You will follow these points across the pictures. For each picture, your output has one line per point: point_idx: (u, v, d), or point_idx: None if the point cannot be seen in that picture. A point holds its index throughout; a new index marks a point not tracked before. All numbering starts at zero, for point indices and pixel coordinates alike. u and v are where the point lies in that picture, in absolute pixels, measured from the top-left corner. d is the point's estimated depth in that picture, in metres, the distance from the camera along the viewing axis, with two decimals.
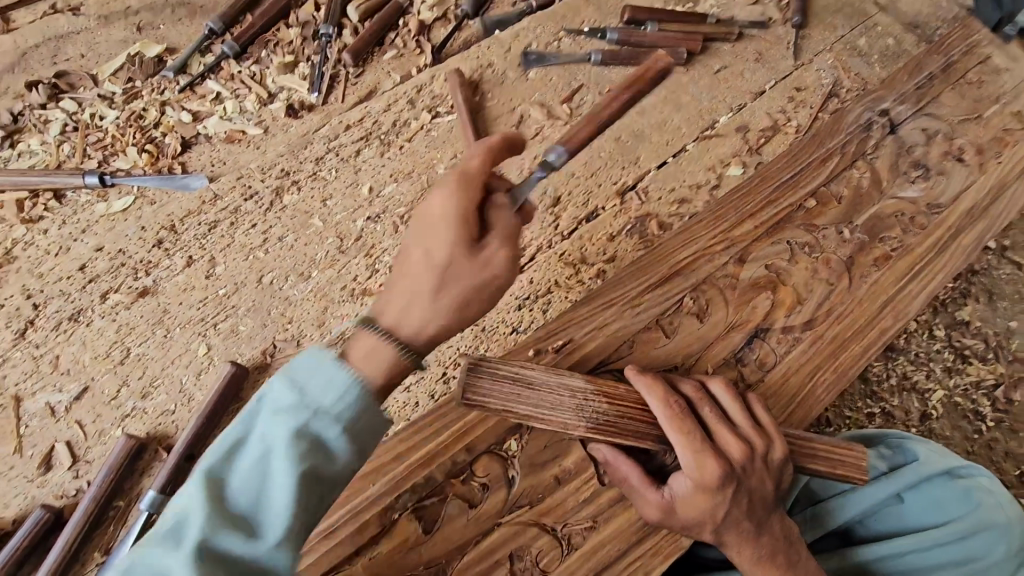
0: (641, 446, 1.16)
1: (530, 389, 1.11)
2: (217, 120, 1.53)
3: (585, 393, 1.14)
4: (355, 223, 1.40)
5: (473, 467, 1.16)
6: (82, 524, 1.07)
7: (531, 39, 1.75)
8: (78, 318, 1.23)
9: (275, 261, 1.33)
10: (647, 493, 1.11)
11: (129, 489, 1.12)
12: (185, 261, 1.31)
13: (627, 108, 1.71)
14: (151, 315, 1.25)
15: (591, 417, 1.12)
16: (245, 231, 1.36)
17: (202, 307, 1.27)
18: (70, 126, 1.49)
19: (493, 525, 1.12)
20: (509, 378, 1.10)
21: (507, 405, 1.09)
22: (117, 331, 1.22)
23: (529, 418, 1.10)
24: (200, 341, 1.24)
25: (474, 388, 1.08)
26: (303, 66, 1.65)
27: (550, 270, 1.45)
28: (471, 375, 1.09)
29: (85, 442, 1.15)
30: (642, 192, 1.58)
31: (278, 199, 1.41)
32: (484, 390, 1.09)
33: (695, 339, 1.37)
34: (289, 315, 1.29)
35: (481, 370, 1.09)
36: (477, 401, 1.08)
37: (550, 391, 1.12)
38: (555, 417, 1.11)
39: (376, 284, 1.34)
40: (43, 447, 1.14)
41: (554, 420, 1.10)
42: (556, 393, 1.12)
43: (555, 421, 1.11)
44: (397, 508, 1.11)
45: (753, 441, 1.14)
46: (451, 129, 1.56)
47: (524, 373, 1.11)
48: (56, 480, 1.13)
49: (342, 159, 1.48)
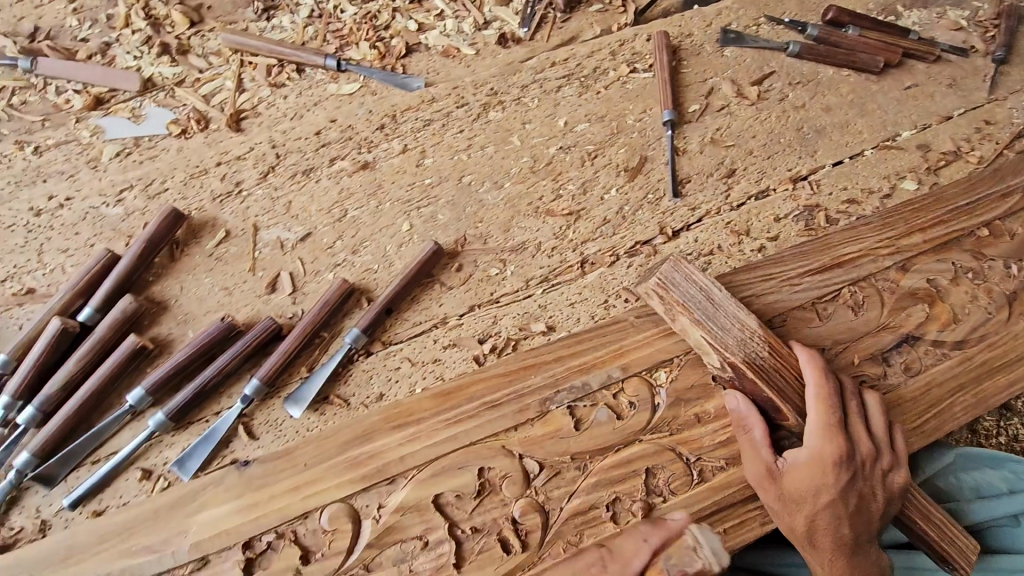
0: (779, 413, 1.23)
1: (709, 305, 1.27)
2: (438, 34, 1.68)
3: (753, 335, 1.26)
4: (548, 150, 1.52)
5: (624, 384, 1.26)
6: (299, 341, 1.20)
7: (732, 19, 1.80)
8: (310, 174, 1.40)
9: (475, 166, 1.47)
10: (762, 451, 1.20)
11: (334, 325, 1.26)
12: (402, 148, 1.46)
13: (813, 102, 1.71)
14: (368, 187, 1.40)
15: (750, 354, 1.24)
16: (454, 134, 1.50)
17: (410, 190, 1.42)
18: (316, 12, 1.65)
19: (634, 439, 1.22)
20: (698, 286, 1.28)
21: (685, 303, 1.26)
22: (340, 193, 1.39)
23: (694, 322, 1.25)
24: (405, 219, 1.38)
25: (671, 276, 1.28)
26: (518, 3, 1.77)
27: (715, 234, 1.49)
28: (669, 272, 1.28)
29: (305, 277, 1.29)
30: (814, 184, 1.59)
31: (485, 114, 1.55)
32: (677, 283, 1.28)
33: (847, 328, 1.42)
34: (481, 215, 1.42)
35: (679, 271, 1.29)
36: (663, 287, 1.28)
37: (724, 316, 1.27)
38: (722, 336, 1.24)
39: (558, 208, 1.46)
40: (271, 272, 1.28)
41: (720, 337, 1.24)
42: (728, 320, 1.26)
43: (716, 338, 1.24)
44: (555, 401, 1.22)
45: (879, 459, 1.21)
46: (645, 86, 1.64)
47: (713, 289, 1.28)
48: (278, 302, 1.25)
49: (544, 91, 1.60)
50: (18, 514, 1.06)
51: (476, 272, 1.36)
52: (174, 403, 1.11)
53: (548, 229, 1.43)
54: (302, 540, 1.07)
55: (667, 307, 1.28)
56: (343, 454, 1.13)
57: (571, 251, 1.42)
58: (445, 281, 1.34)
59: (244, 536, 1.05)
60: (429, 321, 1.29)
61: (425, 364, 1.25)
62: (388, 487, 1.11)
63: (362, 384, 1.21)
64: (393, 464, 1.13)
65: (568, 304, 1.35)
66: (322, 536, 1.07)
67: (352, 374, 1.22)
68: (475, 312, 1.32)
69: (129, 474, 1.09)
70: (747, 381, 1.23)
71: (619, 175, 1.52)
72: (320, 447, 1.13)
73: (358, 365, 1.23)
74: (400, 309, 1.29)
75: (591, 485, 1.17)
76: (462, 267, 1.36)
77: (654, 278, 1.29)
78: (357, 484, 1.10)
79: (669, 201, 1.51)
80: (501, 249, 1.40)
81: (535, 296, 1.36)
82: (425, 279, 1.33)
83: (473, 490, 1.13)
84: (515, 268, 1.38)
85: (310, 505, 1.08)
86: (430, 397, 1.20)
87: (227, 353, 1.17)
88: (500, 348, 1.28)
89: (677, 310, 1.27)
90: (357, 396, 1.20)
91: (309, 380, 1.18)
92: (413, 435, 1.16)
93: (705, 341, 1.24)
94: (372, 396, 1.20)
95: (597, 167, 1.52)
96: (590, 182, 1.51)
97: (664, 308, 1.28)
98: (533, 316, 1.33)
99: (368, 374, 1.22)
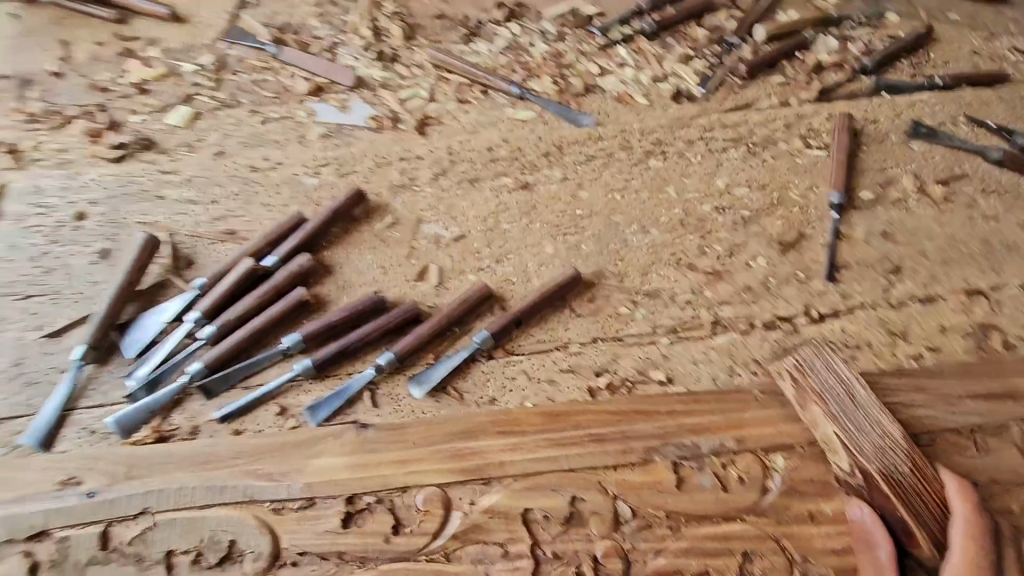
0: (913, 539, 1.11)
1: (849, 401, 1.22)
2: (616, 81, 1.76)
3: (896, 446, 1.18)
4: (702, 206, 1.52)
5: (736, 457, 1.20)
6: (434, 330, 1.29)
7: (925, 114, 1.70)
8: (475, 183, 1.52)
9: (626, 207, 1.50)
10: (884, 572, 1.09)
11: (466, 323, 1.34)
12: (562, 177, 1.54)
13: (1008, 216, 1.53)
14: (524, 206, 1.49)
15: (888, 464, 1.16)
16: (613, 173, 1.55)
17: (561, 216, 1.48)
18: (511, 46, 1.83)
19: (737, 515, 1.15)
20: (841, 381, 1.24)
21: (822, 393, 1.22)
22: (497, 206, 1.49)
23: (829, 415, 1.21)
24: (550, 242, 1.44)
25: (811, 363, 1.26)
26: (698, 64, 1.82)
27: (869, 328, 1.38)
28: (809, 357, 1.27)
29: (450, 274, 1.38)
30: (994, 303, 1.41)
31: (646, 160, 1.58)
32: (817, 369, 1.25)
33: (1012, 471, 1.23)
34: (622, 254, 1.44)
35: (822, 360, 1.26)
36: (799, 371, 1.25)
37: (864, 417, 1.21)
38: (857, 436, 1.19)
39: (701, 264, 1.44)
40: (423, 262, 1.39)
41: (855, 438, 1.18)
42: (870, 423, 1.20)
43: (851, 437, 1.18)
44: (660, 453, 1.19)
45: None
46: (815, 164, 1.60)
47: (855, 386, 1.23)
48: (422, 290, 1.36)
49: (710, 150, 1.60)
50: (178, 414, 1.20)
51: (607, 307, 1.38)
52: (320, 355, 1.25)
53: (687, 283, 1.42)
54: (397, 511, 1.12)
55: (800, 393, 1.24)
56: (449, 444, 1.19)
57: (706, 309, 1.39)
58: (575, 308, 1.37)
59: (350, 491, 1.12)
60: (552, 342, 1.33)
61: (540, 382, 1.29)
62: (482, 487, 1.15)
63: (478, 385, 1.27)
64: (492, 466, 1.17)
65: (692, 361, 1.32)
66: (415, 514, 1.12)
67: (471, 372, 1.29)
68: (597, 344, 1.33)
69: (269, 406, 1.22)
70: (878, 494, 1.14)
71: (771, 246, 1.47)
72: (429, 432, 1.20)
73: (479, 365, 1.30)
74: (528, 323, 1.35)
75: (681, 550, 1.12)
76: (594, 298, 1.38)
77: (791, 360, 1.27)
78: (456, 475, 1.15)
79: (821, 283, 1.44)
80: (635, 291, 1.40)
81: (660, 344, 1.34)
82: (557, 301, 1.37)
83: (562, 514, 1.13)
84: (645, 312, 1.37)
85: (411, 481, 1.14)
86: (539, 414, 1.23)
87: (372, 324, 1.29)
88: (615, 386, 1.28)
89: (811, 397, 1.23)
90: (471, 394, 1.26)
91: (434, 367, 1.27)
92: (516, 445, 1.19)
93: (836, 438, 1.19)
94: (485, 398, 1.26)
95: (750, 232, 1.49)
96: (740, 245, 1.47)
97: (795, 394, 1.25)
98: (654, 363, 1.32)
99: (486, 376, 1.28)
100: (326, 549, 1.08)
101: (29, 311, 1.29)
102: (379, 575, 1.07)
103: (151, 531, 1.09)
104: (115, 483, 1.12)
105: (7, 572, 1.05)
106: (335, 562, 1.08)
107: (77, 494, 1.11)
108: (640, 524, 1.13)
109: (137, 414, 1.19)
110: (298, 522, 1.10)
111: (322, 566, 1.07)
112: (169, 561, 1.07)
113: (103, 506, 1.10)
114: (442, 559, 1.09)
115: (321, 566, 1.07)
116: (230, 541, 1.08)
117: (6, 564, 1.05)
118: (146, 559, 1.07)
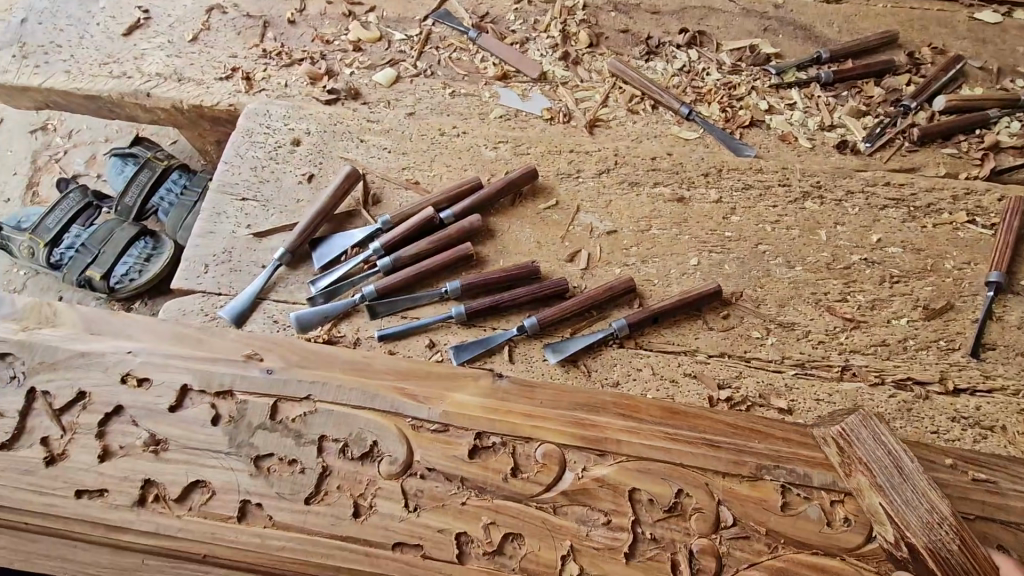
0: None
1: (897, 473, 1.17)
2: (783, 120, 1.80)
3: (944, 521, 1.13)
4: (851, 256, 1.53)
5: (846, 498, 1.20)
6: (576, 307, 1.41)
7: None
8: (633, 187, 1.61)
9: (775, 239, 1.54)
10: None
11: (604, 308, 1.44)
12: (716, 198, 1.60)
13: None
14: (676, 217, 1.57)
15: (937, 543, 1.12)
16: (768, 205, 1.60)
17: (709, 234, 1.55)
18: (686, 68, 1.90)
19: (838, 553, 1.16)
20: (889, 454, 1.18)
21: (868, 463, 1.18)
22: (651, 212, 1.58)
23: (874, 486, 1.16)
24: (695, 255, 1.52)
25: (856, 430, 1.21)
26: (869, 120, 1.82)
27: (1005, 412, 1.35)
28: (851, 427, 1.21)
29: (598, 262, 1.49)
30: None
31: (803, 200, 1.61)
32: (863, 439, 1.20)
33: None
34: (763, 282, 1.48)
35: (867, 430, 1.21)
36: (844, 439, 1.21)
37: (911, 490, 1.16)
38: (903, 512, 1.14)
39: (841, 309, 1.46)
40: (575, 247, 1.51)
41: (901, 513, 1.14)
42: (917, 495, 1.15)
43: (896, 511, 1.14)
44: (772, 473, 1.22)
45: None
46: (978, 240, 1.57)
47: (904, 457, 1.17)
48: (570, 271, 1.48)
49: (869, 203, 1.61)
50: (347, 324, 1.40)
51: (740, 327, 1.43)
52: (473, 304, 1.39)
53: (822, 324, 1.44)
54: (516, 457, 1.22)
55: (844, 460, 1.20)
56: (573, 411, 1.27)
57: (836, 353, 1.41)
58: (709, 321, 1.43)
59: (479, 428, 1.24)
60: (681, 346, 1.40)
61: (663, 379, 1.36)
62: (597, 458, 1.23)
63: (605, 367, 1.37)
64: (609, 441, 1.24)
65: (814, 398, 1.35)
66: (533, 464, 1.22)
67: (601, 354, 1.39)
68: (725, 359, 1.39)
69: (421, 338, 1.39)
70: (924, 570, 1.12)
71: (916, 309, 1.47)
72: (556, 395, 1.29)
73: (610, 349, 1.39)
74: (662, 323, 1.42)
75: (774, 568, 1.16)
76: (728, 316, 1.44)
77: (836, 427, 1.23)
78: (575, 440, 1.24)
79: (962, 356, 1.42)
80: (770, 318, 1.44)
81: (785, 374, 1.38)
82: (693, 310, 1.44)
83: (667, 503, 1.19)
84: (776, 341, 1.41)
85: (535, 434, 1.24)
86: (659, 408, 1.28)
87: (522, 289, 1.42)
88: (735, 401, 1.34)
89: (856, 466, 1.19)
90: (598, 373, 1.36)
91: (571, 340, 1.38)
92: (633, 428, 1.25)
93: (881, 511, 1.15)
94: (610, 381, 1.35)
95: (896, 291, 1.49)
96: (883, 301, 1.48)
97: (839, 459, 1.21)
98: (777, 390, 1.36)
99: (614, 361, 1.38)
100: (452, 471, 1.20)
101: (242, 211, 1.53)
102: (495, 507, 1.18)
103: (310, 415, 1.24)
104: (287, 368, 1.29)
105: (195, 415, 1.24)
106: (457, 484, 1.20)
107: (257, 368, 1.28)
108: (739, 533, 1.18)
109: (314, 316, 1.38)
110: (432, 441, 1.23)
111: (446, 485, 1.19)
112: (321, 444, 1.22)
113: (277, 384, 1.27)
114: (550, 510, 1.18)
115: (444, 484, 1.20)
116: (373, 441, 1.22)
117: (196, 409, 1.24)
118: (304, 437, 1.22)
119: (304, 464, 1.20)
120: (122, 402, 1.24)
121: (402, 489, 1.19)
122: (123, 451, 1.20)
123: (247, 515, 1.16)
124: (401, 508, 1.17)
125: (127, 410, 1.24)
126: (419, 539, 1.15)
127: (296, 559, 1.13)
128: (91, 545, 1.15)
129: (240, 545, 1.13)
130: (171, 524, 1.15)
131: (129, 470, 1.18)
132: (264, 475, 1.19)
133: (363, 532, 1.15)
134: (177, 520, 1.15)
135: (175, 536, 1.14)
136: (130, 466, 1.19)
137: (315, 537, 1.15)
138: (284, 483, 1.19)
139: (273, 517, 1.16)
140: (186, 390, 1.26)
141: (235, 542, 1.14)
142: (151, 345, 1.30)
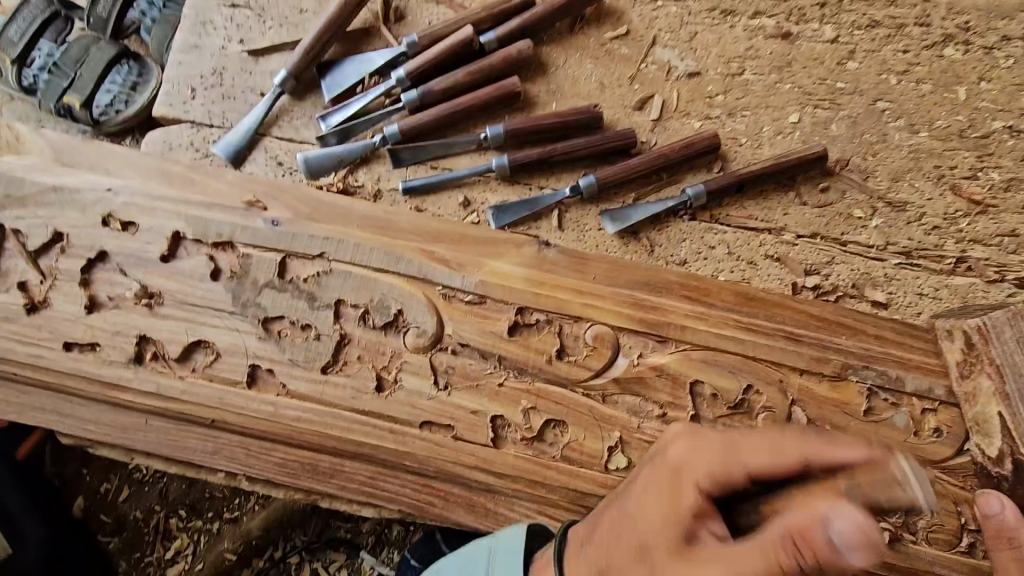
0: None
1: None
2: None
3: None
4: (994, 122, 1.21)
5: (939, 407, 1.05)
6: (645, 168, 1.15)
7: None
8: (727, 15, 1.25)
9: (900, 95, 1.22)
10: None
11: (677, 171, 1.18)
12: (833, 36, 1.24)
13: None
14: (777, 58, 1.23)
15: None
16: (898, 49, 1.23)
17: (817, 84, 1.22)
18: None
19: (918, 464, 1.04)
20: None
21: (998, 366, 0.99)
22: (746, 50, 1.23)
23: (996, 392, 0.99)
24: (796, 110, 1.21)
25: (997, 327, 1.00)
26: None
27: None
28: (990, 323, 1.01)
29: (673, 113, 1.21)
30: None
31: (944, 45, 1.23)
32: (998, 336, 1.00)
33: None
34: (876, 150, 1.20)
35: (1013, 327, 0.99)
36: (979, 335, 1.02)
37: None
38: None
39: (969, 190, 1.18)
40: (647, 91, 1.22)
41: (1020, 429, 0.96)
42: None
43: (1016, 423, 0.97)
44: (856, 373, 1.05)
45: None
46: None
47: None
48: (639, 122, 1.20)
49: None
50: (364, 172, 1.16)
51: (840, 204, 1.17)
52: (518, 156, 1.14)
53: (943, 205, 1.18)
54: (562, 338, 1.06)
55: (968, 360, 1.03)
56: (631, 290, 1.08)
57: (952, 242, 1.17)
58: (804, 194, 1.17)
59: (520, 303, 1.06)
60: (766, 223, 1.16)
61: (740, 260, 1.15)
62: (656, 345, 1.06)
63: (672, 242, 1.15)
64: (672, 328, 1.06)
65: (915, 292, 1.15)
66: (582, 347, 1.05)
67: (668, 226, 1.15)
68: (817, 241, 1.16)
69: (453, 194, 1.16)
70: None
71: None
72: (612, 272, 1.09)
73: (679, 222, 1.16)
74: (747, 193, 1.17)
75: None
76: (828, 190, 1.18)
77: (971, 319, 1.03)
78: (633, 324, 1.06)
79: None
80: (878, 195, 1.18)
81: (886, 264, 1.15)
82: (785, 180, 1.18)
83: (733, 399, 1.05)
84: (882, 223, 1.17)
85: (587, 313, 1.06)
86: (734, 293, 1.08)
87: (578, 140, 1.15)
88: (822, 291, 1.14)
89: (981, 368, 1.01)
90: (663, 249, 1.14)
91: (633, 208, 1.14)
92: (701, 314, 1.07)
93: (995, 420, 0.99)
94: (677, 259, 1.14)
95: None
96: None
97: (961, 359, 1.04)
98: (873, 281, 1.14)
99: (684, 235, 1.15)
100: (488, 350, 1.05)
101: (233, 21, 1.22)
102: (536, 391, 1.04)
103: (324, 276, 1.06)
104: (296, 220, 1.08)
105: (191, 268, 1.06)
106: (494, 363, 1.05)
107: (261, 218, 1.08)
108: None
109: (325, 160, 1.14)
110: (467, 315, 1.06)
111: (480, 363, 1.05)
112: (338, 309, 1.06)
113: (284, 237, 1.07)
114: (597, 398, 1.05)
115: (480, 362, 1.05)
116: (398, 310, 1.06)
117: (191, 261, 1.06)
118: (318, 300, 1.06)
119: (318, 330, 1.05)
120: (105, 248, 1.06)
121: (431, 364, 1.04)
122: (113, 303, 1.05)
123: (257, 382, 1.03)
124: (429, 385, 1.03)
125: (113, 258, 1.06)
126: (449, 419, 1.02)
127: (313, 430, 1.01)
128: (89, 401, 1.03)
129: (251, 413, 1.02)
130: (174, 386, 1.02)
131: (122, 324, 1.04)
132: (274, 340, 1.04)
133: (389, 408, 1.02)
134: (179, 381, 1.02)
135: (179, 398, 1.02)
136: (122, 319, 1.04)
137: (335, 410, 1.02)
138: (297, 350, 1.04)
139: (286, 386, 1.03)
140: (179, 239, 1.07)
141: (247, 409, 1.02)
142: (134, 183, 1.09)
